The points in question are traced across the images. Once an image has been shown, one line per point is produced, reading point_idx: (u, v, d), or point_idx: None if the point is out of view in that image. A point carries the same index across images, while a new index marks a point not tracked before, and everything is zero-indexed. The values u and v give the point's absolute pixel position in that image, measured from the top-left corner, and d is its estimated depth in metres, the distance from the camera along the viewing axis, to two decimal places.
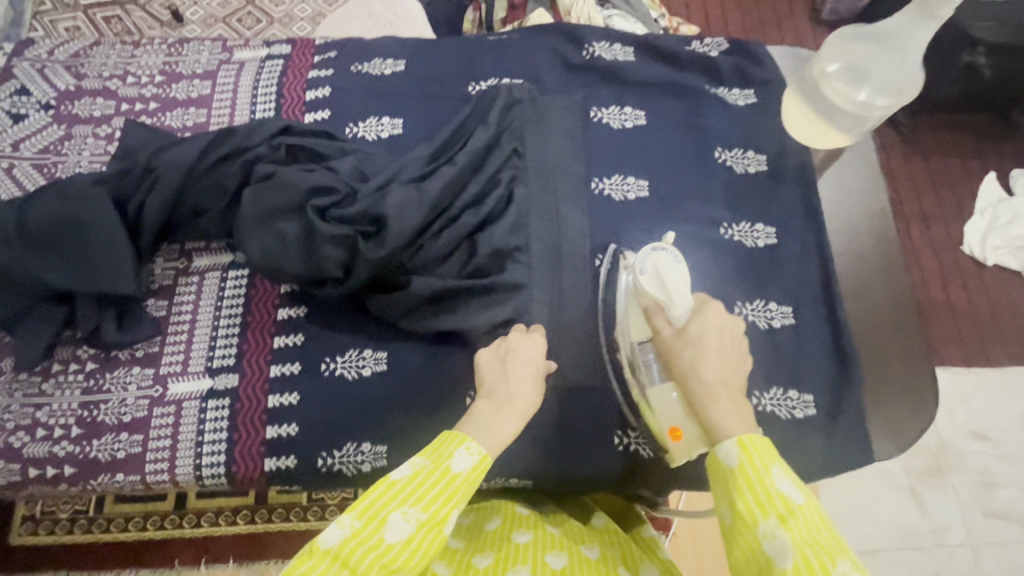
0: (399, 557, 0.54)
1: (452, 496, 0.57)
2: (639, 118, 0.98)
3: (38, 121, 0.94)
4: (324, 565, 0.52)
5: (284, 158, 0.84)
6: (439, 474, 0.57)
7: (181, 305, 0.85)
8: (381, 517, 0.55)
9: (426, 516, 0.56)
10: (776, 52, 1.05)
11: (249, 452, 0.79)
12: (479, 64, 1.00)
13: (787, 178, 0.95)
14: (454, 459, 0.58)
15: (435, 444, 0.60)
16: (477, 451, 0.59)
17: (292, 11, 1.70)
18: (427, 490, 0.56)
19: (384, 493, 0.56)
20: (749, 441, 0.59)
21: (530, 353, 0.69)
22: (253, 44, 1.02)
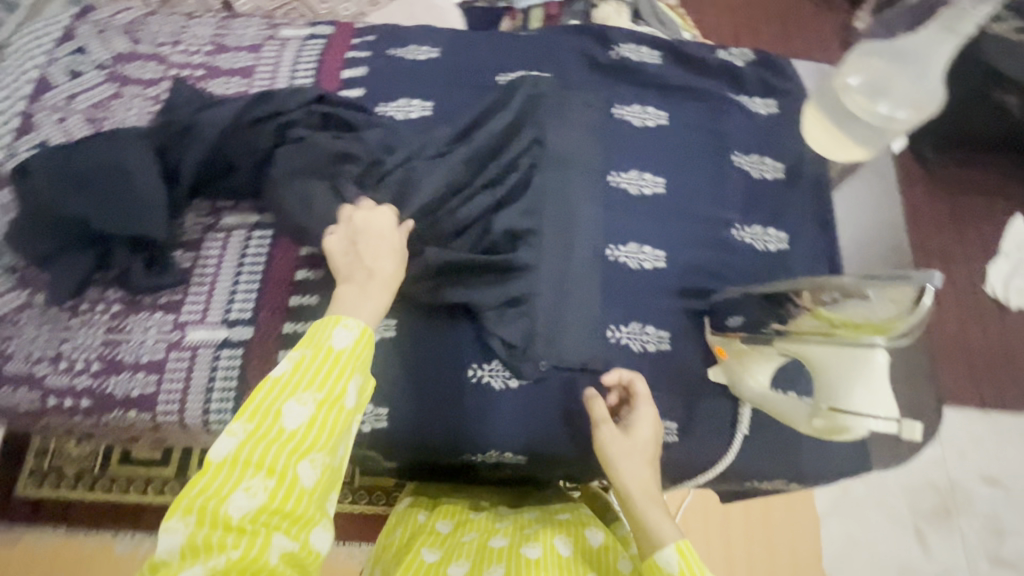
0: (302, 439, 0.57)
1: (343, 370, 0.60)
2: (660, 118, 0.99)
3: (93, 79, 1.00)
4: (225, 471, 0.55)
5: (318, 123, 0.89)
6: (322, 355, 0.60)
7: (206, 258, 0.89)
8: (274, 411, 0.58)
9: (321, 395, 0.59)
10: (801, 67, 1.07)
11: None
12: (510, 58, 1.04)
13: (801, 186, 0.97)
14: (333, 338, 0.61)
15: (312, 333, 0.62)
16: (354, 324, 0.63)
17: (337, 9, 1.76)
18: (314, 374, 0.59)
19: (271, 390, 0.59)
20: (685, 546, 0.62)
21: (382, 235, 0.74)
22: (298, 24, 1.07)
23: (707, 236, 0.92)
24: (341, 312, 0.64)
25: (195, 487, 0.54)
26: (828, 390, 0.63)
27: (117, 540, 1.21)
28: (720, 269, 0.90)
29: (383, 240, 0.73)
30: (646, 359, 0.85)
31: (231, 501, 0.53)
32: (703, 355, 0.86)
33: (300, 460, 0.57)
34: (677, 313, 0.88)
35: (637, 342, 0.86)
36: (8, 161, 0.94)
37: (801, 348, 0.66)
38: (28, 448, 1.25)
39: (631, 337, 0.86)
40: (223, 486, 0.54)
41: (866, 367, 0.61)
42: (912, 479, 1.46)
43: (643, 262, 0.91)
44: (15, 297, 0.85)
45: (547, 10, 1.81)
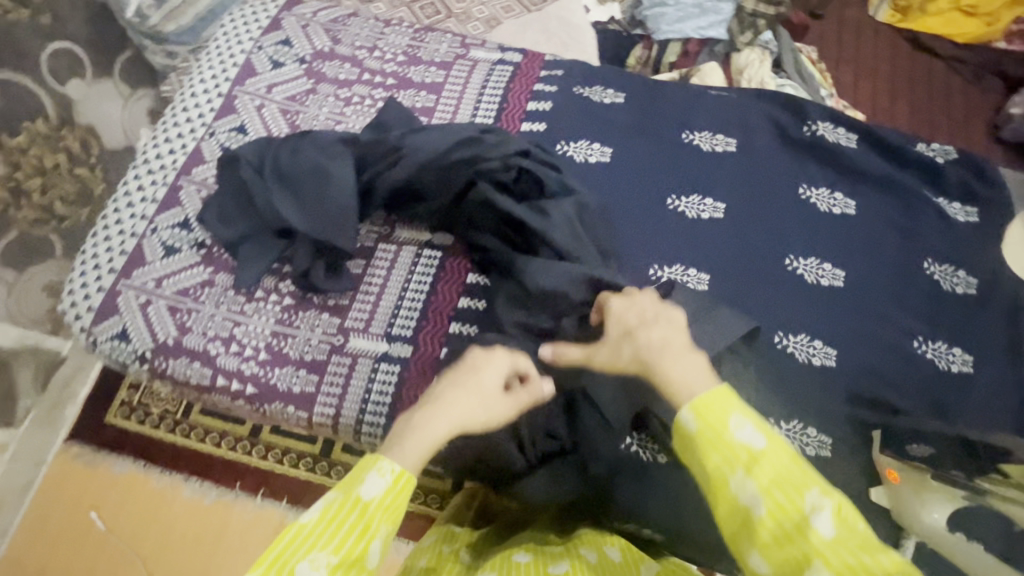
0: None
1: (367, 529, 0.56)
2: (848, 206, 0.95)
3: (292, 72, 1.04)
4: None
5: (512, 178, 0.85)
6: (351, 505, 0.56)
7: (375, 269, 0.91)
8: (287, 567, 0.52)
9: (336, 560, 0.54)
10: (1008, 175, 0.99)
11: None
12: (696, 115, 1.02)
13: (996, 308, 0.90)
14: (364, 486, 0.57)
15: (348, 475, 0.59)
16: (390, 470, 0.58)
17: (471, 10, 1.67)
18: (339, 529, 0.55)
19: (292, 539, 0.54)
20: (701, 402, 0.58)
21: (482, 371, 0.70)
22: (489, 46, 1.08)
23: (887, 344, 0.87)
24: (382, 454, 0.60)
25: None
26: None
27: (186, 485, 1.18)
28: (896, 381, 0.85)
29: (477, 375, 0.69)
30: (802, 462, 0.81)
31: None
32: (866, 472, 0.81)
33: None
34: (844, 419, 0.83)
35: (804, 353, 0.86)
36: (207, 139, 0.98)
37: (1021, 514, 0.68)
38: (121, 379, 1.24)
39: (791, 435, 0.82)
40: None
41: None
42: None
43: (814, 357, 0.86)
44: (199, 272, 0.89)
45: (687, 45, 1.65)
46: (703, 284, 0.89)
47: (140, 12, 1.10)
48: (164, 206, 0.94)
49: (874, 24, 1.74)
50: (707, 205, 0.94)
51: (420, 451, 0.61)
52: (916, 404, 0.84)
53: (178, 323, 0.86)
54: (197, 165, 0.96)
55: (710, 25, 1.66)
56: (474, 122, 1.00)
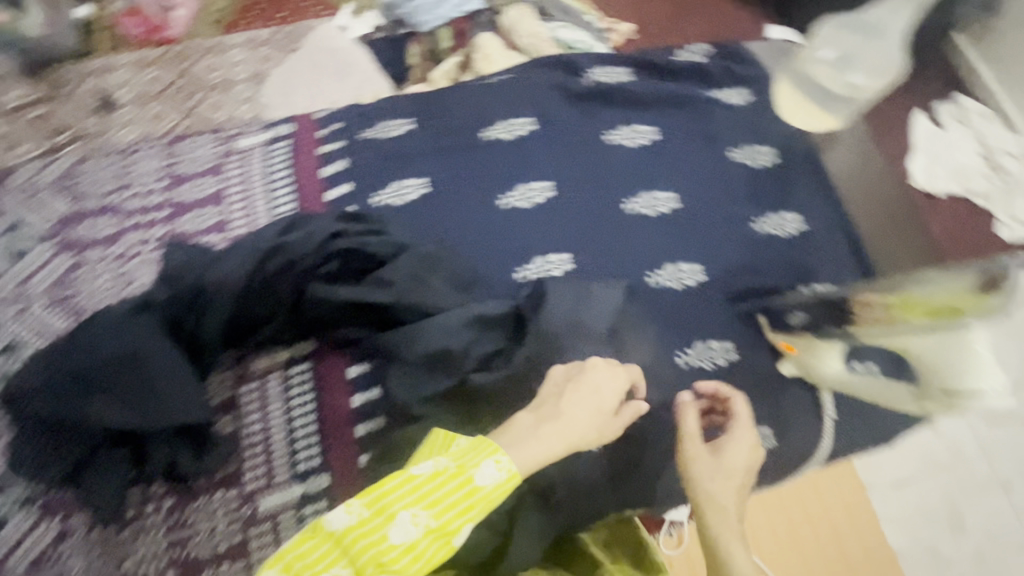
0: (399, 559, 0.54)
1: (468, 509, 0.57)
2: (651, 133, 1.00)
3: (41, 254, 0.88)
4: (326, 545, 0.55)
5: (338, 263, 0.78)
6: (461, 479, 0.57)
7: (249, 417, 0.81)
8: (390, 512, 0.55)
9: (434, 523, 0.56)
10: (756, 47, 1.10)
11: None
12: (486, 109, 1.01)
13: (797, 163, 1.01)
14: (480, 470, 0.58)
15: (467, 450, 0.61)
16: (506, 465, 0.59)
17: (229, 76, 1.47)
18: (442, 496, 0.56)
19: (402, 489, 0.57)
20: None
21: (600, 388, 0.71)
22: (253, 130, 0.99)
23: (735, 237, 0.94)
24: (504, 445, 0.61)
25: (292, 548, 0.55)
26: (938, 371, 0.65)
27: None
28: (755, 264, 0.93)
29: (598, 397, 0.70)
30: (718, 374, 0.87)
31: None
32: (769, 353, 0.88)
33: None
34: (733, 319, 0.90)
35: (676, 280, 0.91)
36: None
37: (903, 343, 0.68)
38: None
39: (700, 358, 0.88)
40: (318, 563, 0.54)
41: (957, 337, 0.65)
42: None
43: (685, 280, 0.91)
44: (47, 529, 0.75)
45: (454, 26, 1.61)
46: (567, 263, 0.91)
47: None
48: None
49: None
50: (536, 189, 0.95)
51: (542, 449, 0.62)
52: (779, 276, 0.92)
53: None
54: None
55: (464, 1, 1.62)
56: (276, 216, 0.91)
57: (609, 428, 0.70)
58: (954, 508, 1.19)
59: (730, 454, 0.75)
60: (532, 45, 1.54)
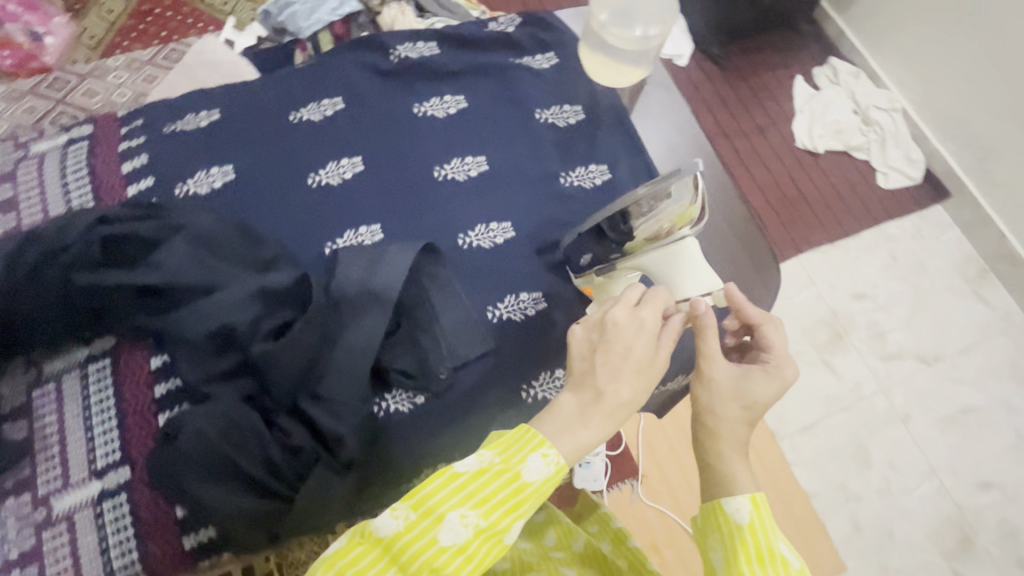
0: (450, 561, 0.54)
1: (519, 506, 0.58)
2: (460, 102, 1.03)
3: None
4: (374, 553, 0.55)
5: (104, 250, 0.78)
6: (508, 476, 0.58)
7: (43, 420, 0.79)
8: (438, 514, 0.55)
9: (484, 523, 0.56)
10: (564, 15, 1.15)
11: (163, 540, 0.75)
12: (296, 94, 1.02)
13: (603, 120, 1.05)
14: (528, 465, 0.58)
15: (510, 444, 0.60)
16: (554, 460, 0.59)
17: (111, 99, 1.62)
18: (490, 494, 0.57)
19: (448, 489, 0.57)
20: (760, 498, 0.60)
21: (631, 346, 0.65)
22: (49, 135, 0.97)
23: (543, 193, 0.98)
24: (549, 435, 0.61)
25: (341, 561, 0.55)
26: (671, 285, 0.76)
27: None
28: (564, 217, 0.97)
29: (633, 359, 0.64)
30: (529, 324, 0.90)
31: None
32: (578, 299, 0.92)
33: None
34: (544, 270, 0.93)
35: (487, 239, 0.94)
36: None
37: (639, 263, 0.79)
38: None
39: (511, 310, 0.90)
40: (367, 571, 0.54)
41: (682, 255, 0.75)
42: (805, 323, 1.68)
43: (496, 238, 0.94)
44: None
45: (334, 30, 1.68)
46: (378, 233, 0.92)
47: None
48: None
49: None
50: (345, 166, 0.96)
51: (592, 434, 0.62)
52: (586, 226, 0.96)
53: None
54: None
55: (341, 4, 1.69)
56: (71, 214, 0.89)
57: (656, 371, 0.66)
58: (859, 446, 1.57)
59: (758, 386, 0.67)
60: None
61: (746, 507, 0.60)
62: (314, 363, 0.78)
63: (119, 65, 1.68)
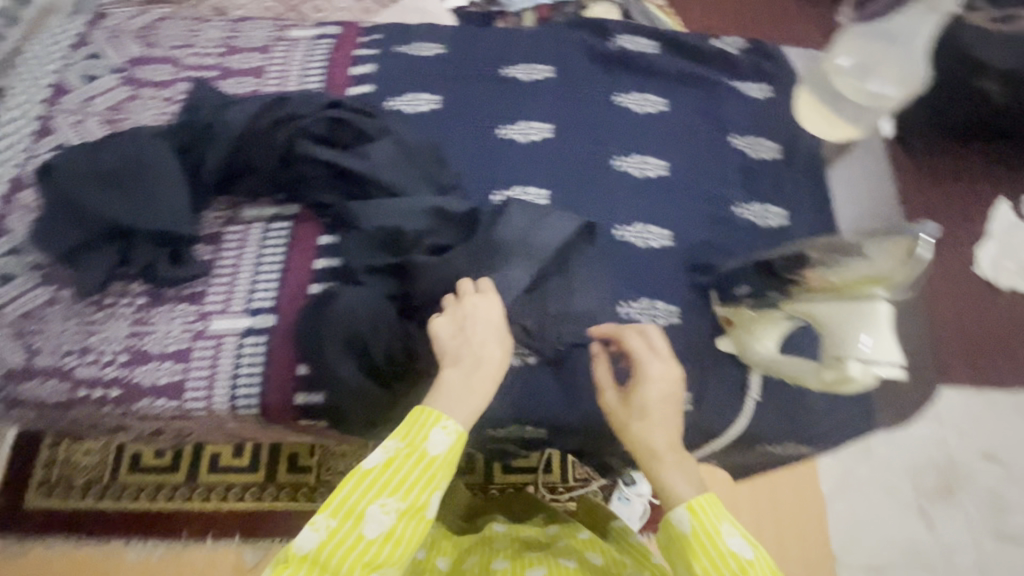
0: (377, 547, 0.66)
1: (428, 481, 0.68)
2: (661, 104, 1.03)
3: (108, 82, 1.03)
4: (303, 567, 0.64)
5: (331, 132, 0.88)
6: (414, 458, 0.68)
7: (225, 251, 0.91)
8: (357, 513, 0.66)
9: (403, 505, 0.67)
10: (793, 52, 1.11)
11: (281, 388, 0.84)
12: (514, 52, 1.08)
13: (797, 165, 1.01)
14: (428, 443, 0.69)
15: (410, 427, 0.70)
16: (452, 431, 0.69)
17: (329, 17, 1.82)
18: (403, 478, 0.68)
19: (359, 489, 0.67)
20: (701, 506, 0.68)
21: (475, 316, 0.77)
22: (306, 24, 1.10)
23: (710, 214, 0.96)
24: (442, 410, 0.70)
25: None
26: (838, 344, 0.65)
27: (130, 547, 1.26)
28: (724, 244, 0.94)
29: (492, 323, 0.77)
30: None
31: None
32: (712, 328, 0.88)
33: (372, 571, 0.65)
34: (687, 288, 0.91)
35: (642, 239, 0.94)
36: (27, 162, 0.96)
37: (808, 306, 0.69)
38: (39, 454, 1.29)
39: (642, 312, 0.89)
40: None
41: (870, 317, 0.63)
42: (914, 460, 1.49)
43: (650, 241, 0.94)
44: (42, 293, 0.87)
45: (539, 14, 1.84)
46: (544, 198, 0.95)
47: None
48: None
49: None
50: (534, 128, 1.01)
51: (481, 400, 0.72)
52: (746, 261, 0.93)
53: (28, 346, 0.84)
54: (19, 189, 0.94)
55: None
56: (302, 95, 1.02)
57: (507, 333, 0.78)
58: None
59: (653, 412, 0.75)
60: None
61: (686, 514, 0.68)
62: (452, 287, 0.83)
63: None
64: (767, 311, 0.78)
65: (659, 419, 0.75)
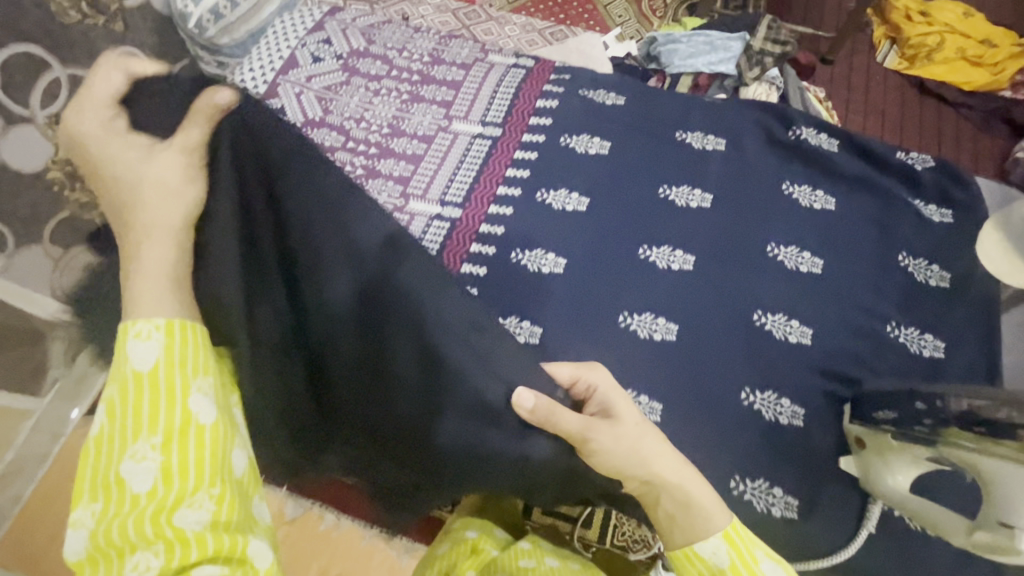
0: (160, 492, 0.47)
1: (166, 393, 0.49)
2: (828, 203, 1.02)
3: (329, 66, 1.18)
4: (97, 571, 0.47)
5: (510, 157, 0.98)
6: (134, 384, 0.49)
7: (434, 153, 1.08)
8: (114, 478, 0.48)
9: (157, 437, 0.48)
10: (984, 183, 1.06)
11: (464, 232, 0.99)
12: (690, 119, 1.11)
13: (968, 301, 0.94)
14: (132, 358, 0.49)
15: (115, 364, 0.51)
16: (148, 330, 0.49)
17: (498, 41, 1.97)
18: (139, 412, 0.48)
19: (105, 458, 0.49)
20: (733, 531, 0.63)
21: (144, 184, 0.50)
22: (505, 53, 1.21)
23: (861, 327, 0.91)
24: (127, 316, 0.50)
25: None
26: (997, 506, 0.59)
27: None
28: (869, 360, 0.89)
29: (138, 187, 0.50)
30: (775, 429, 0.85)
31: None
32: (838, 444, 0.85)
33: (172, 511, 0.47)
34: (818, 393, 0.87)
35: (781, 330, 0.92)
36: None
37: (971, 458, 0.62)
38: None
39: (764, 404, 0.87)
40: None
41: None
42: None
43: (790, 334, 0.91)
44: None
45: (698, 79, 1.80)
46: (689, 263, 0.98)
47: (200, 25, 1.15)
48: None
49: (881, 70, 1.92)
50: (695, 195, 1.03)
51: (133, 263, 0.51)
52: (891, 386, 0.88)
53: None
54: None
55: (719, 62, 1.80)
56: (490, 113, 1.12)
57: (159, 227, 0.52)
58: None
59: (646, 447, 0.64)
60: None
61: (724, 543, 0.63)
62: (375, 387, 0.58)
63: (519, 23, 2.02)
64: (904, 445, 0.73)
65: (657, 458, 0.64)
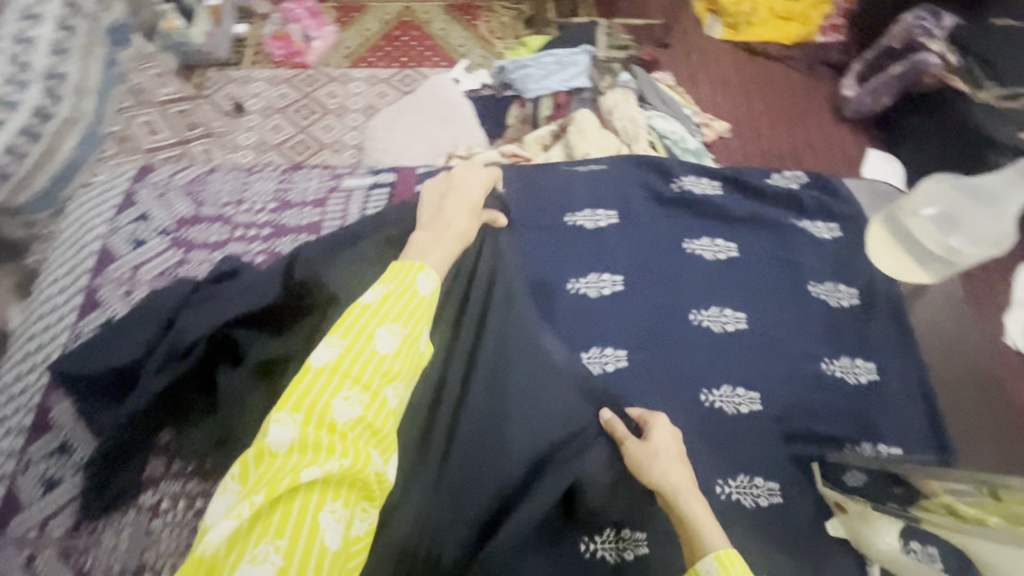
0: (391, 362, 0.64)
1: (417, 310, 0.68)
2: (730, 250, 1.01)
3: (157, 247, 0.99)
4: (323, 377, 0.61)
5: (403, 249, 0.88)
6: (404, 296, 0.68)
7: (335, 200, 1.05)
8: (367, 333, 0.64)
9: (406, 331, 0.66)
10: (853, 185, 1.10)
11: None
12: (575, 197, 1.06)
13: (878, 313, 0.97)
14: (417, 284, 0.70)
15: (394, 276, 0.71)
16: (434, 277, 0.72)
17: (346, 104, 1.71)
18: (399, 310, 0.66)
19: (360, 315, 0.65)
20: (725, 555, 0.61)
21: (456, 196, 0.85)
22: (360, 173, 1.08)
23: (799, 374, 0.91)
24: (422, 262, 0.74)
25: (293, 394, 0.60)
26: None
27: None
28: (817, 407, 0.89)
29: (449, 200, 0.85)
30: (760, 515, 0.82)
31: (335, 411, 0.59)
32: (818, 507, 0.83)
33: (390, 385, 0.63)
34: (785, 460, 0.86)
35: (731, 404, 0.89)
36: (73, 342, 0.90)
37: (966, 542, 0.62)
38: None
39: (741, 492, 0.83)
40: (324, 391, 0.60)
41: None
42: None
43: (740, 406, 0.89)
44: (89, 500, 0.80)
45: (557, 100, 1.65)
46: (623, 359, 0.92)
47: None
48: (38, 432, 0.85)
49: (714, 42, 1.89)
50: (605, 281, 0.98)
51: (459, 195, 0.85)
52: (843, 427, 0.88)
53: (77, 567, 0.77)
54: None
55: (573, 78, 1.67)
56: None
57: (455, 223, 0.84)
58: None
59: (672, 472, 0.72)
60: (628, 127, 1.53)
61: (717, 567, 0.61)
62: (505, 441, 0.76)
63: (362, 76, 1.76)
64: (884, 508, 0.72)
65: (682, 481, 0.71)
